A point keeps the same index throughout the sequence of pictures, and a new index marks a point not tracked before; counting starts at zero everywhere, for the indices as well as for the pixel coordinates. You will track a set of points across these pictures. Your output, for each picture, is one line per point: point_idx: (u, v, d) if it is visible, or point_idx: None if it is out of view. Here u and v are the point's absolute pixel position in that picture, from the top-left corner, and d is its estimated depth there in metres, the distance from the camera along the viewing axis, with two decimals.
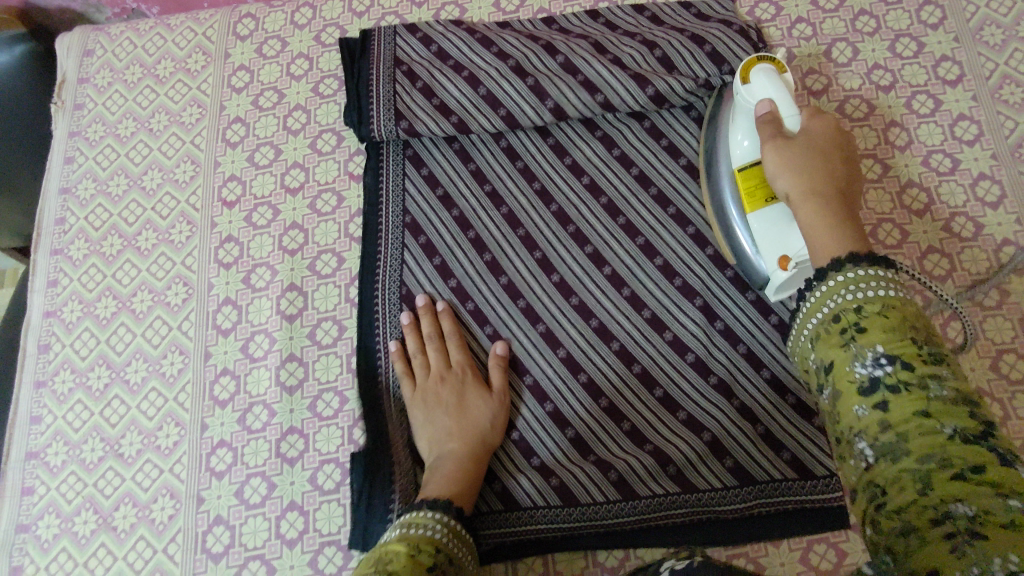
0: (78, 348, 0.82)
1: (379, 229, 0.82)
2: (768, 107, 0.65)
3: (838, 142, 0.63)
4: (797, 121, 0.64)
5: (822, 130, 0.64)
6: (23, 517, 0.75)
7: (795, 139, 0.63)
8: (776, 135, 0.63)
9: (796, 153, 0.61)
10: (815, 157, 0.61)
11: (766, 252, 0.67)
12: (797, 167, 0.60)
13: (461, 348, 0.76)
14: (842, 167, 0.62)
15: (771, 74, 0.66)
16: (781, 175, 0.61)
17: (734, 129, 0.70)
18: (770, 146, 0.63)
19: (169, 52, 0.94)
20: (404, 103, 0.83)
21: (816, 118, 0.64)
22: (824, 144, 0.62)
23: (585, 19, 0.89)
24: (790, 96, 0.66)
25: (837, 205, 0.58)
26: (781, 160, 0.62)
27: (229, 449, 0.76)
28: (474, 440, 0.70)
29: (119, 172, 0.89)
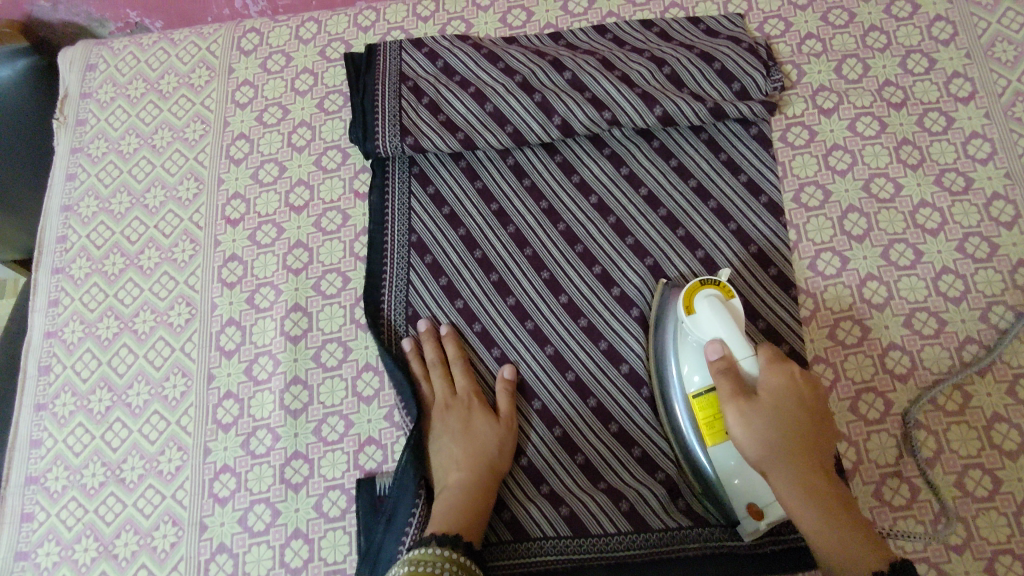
0: (79, 370, 0.80)
1: (385, 248, 0.81)
2: (721, 355, 0.62)
3: (807, 393, 0.61)
4: (752, 363, 0.61)
5: (779, 380, 0.61)
6: (23, 544, 0.74)
7: (756, 395, 0.60)
8: (735, 391, 0.60)
9: (762, 420, 0.59)
10: (784, 420, 0.59)
11: (731, 489, 0.64)
12: (769, 438, 0.58)
13: (466, 374, 0.75)
14: (824, 430, 0.62)
15: (716, 303, 0.64)
16: (747, 443, 0.59)
17: (684, 359, 0.67)
18: (728, 406, 0.60)
19: (172, 67, 0.93)
20: (409, 119, 0.81)
21: (769, 366, 0.61)
22: (785, 399, 0.60)
23: (593, 34, 0.88)
24: (738, 332, 0.62)
25: (827, 496, 0.57)
26: (747, 427, 0.59)
27: (232, 475, 0.74)
28: (482, 468, 0.69)
29: (121, 190, 0.88)
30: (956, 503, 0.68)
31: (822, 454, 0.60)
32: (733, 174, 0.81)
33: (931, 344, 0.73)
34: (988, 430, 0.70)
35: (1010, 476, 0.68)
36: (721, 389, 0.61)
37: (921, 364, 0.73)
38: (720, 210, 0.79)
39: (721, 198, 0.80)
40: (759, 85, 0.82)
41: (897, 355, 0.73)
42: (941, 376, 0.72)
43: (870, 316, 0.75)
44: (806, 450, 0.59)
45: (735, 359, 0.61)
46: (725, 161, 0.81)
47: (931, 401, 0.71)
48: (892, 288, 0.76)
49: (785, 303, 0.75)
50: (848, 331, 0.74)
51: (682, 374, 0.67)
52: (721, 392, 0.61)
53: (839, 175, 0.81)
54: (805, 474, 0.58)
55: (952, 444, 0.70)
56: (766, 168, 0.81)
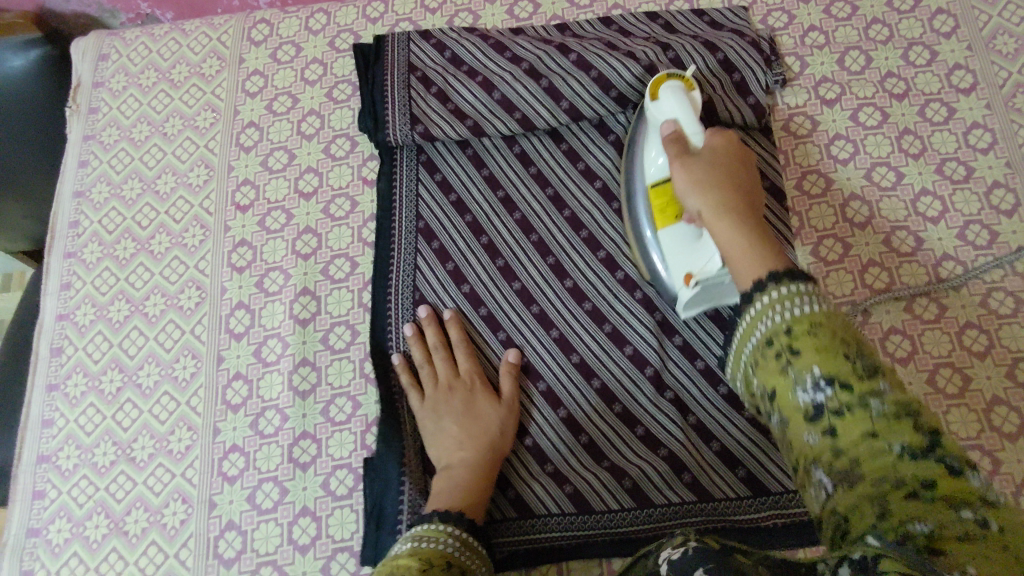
0: (90, 351, 0.81)
1: (392, 234, 0.82)
2: (673, 125, 0.66)
3: (741, 153, 0.64)
4: (701, 137, 0.65)
5: (724, 147, 0.63)
6: (35, 521, 0.75)
7: (699, 155, 0.62)
8: (680, 150, 0.63)
9: (698, 168, 0.61)
10: (717, 169, 0.61)
11: (676, 259, 0.68)
12: (701, 180, 0.60)
13: (469, 356, 0.75)
14: (756, 182, 0.63)
15: (678, 91, 0.68)
16: (687, 190, 0.60)
17: (648, 146, 0.70)
18: (673, 162, 0.63)
19: (184, 57, 0.95)
20: (419, 108, 0.83)
21: (717, 137, 0.64)
22: (728, 159, 0.62)
23: (598, 26, 0.89)
24: (693, 112, 0.67)
25: (746, 211, 0.56)
26: (688, 177, 0.60)
27: (241, 454, 0.75)
28: (485, 449, 0.70)
29: (133, 176, 0.89)
30: None
31: (749, 192, 0.60)
32: None
33: (932, 329, 0.74)
34: (988, 413, 0.71)
35: (1010, 457, 0.69)
36: (669, 152, 0.64)
37: (921, 348, 0.74)
38: None
39: None
40: (759, 79, 0.83)
41: (898, 339, 0.74)
42: (941, 360, 0.73)
43: (871, 300, 0.76)
44: (733, 186, 0.59)
45: (686, 131, 0.65)
46: None
47: (931, 384, 0.72)
48: (893, 274, 0.77)
49: None
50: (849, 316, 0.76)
51: (645, 161, 0.71)
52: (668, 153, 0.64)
53: (840, 164, 0.82)
54: (727, 200, 0.57)
55: (952, 426, 0.71)
56: (769, 154, 0.82)
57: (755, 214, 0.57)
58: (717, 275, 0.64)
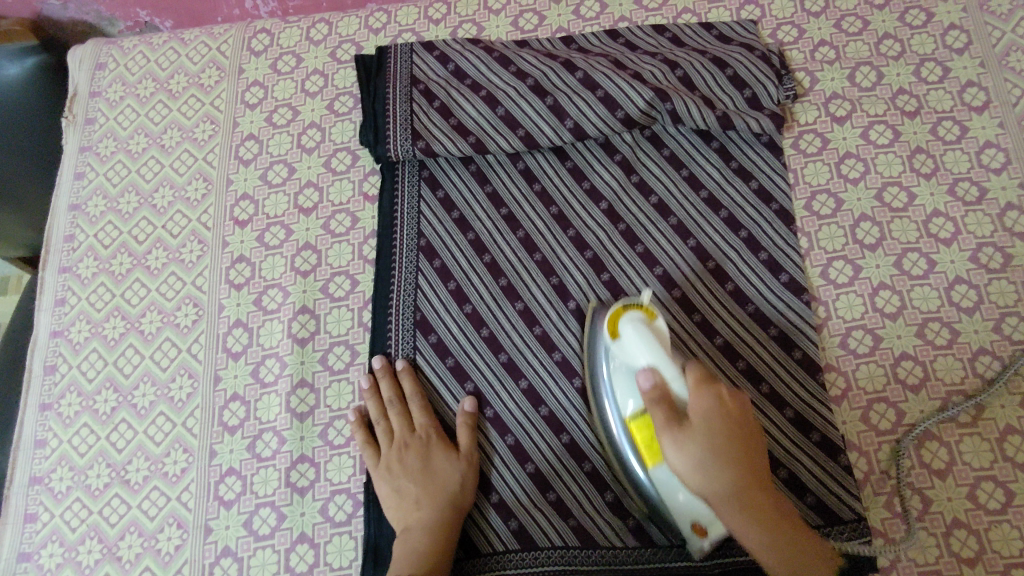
0: (84, 369, 0.80)
1: (393, 251, 0.80)
2: (655, 381, 0.59)
3: (734, 407, 0.59)
4: (684, 390, 0.59)
5: (713, 403, 0.58)
6: (26, 545, 0.73)
7: (690, 422, 0.57)
8: (669, 422, 0.58)
9: (700, 452, 0.56)
10: (720, 447, 0.56)
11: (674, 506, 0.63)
12: (708, 474, 0.56)
13: (425, 411, 0.73)
14: (753, 443, 0.59)
15: (647, 328, 0.62)
16: (688, 475, 0.57)
17: (622, 379, 0.65)
18: (665, 439, 0.58)
19: (182, 66, 0.93)
20: (421, 123, 0.81)
21: (703, 388, 0.58)
22: (722, 421, 0.57)
23: (604, 39, 0.88)
24: (669, 356, 0.60)
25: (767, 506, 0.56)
26: (686, 459, 0.56)
27: (238, 478, 0.74)
28: (444, 506, 0.68)
29: (129, 189, 0.88)
30: (968, 515, 0.67)
31: (755, 465, 0.58)
32: (745, 181, 0.80)
33: (944, 355, 0.73)
34: (1001, 442, 0.69)
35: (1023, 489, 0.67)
36: (656, 421, 0.58)
37: (933, 374, 0.72)
38: (730, 219, 0.79)
39: (732, 207, 0.79)
40: (771, 94, 0.81)
41: (910, 365, 0.73)
42: (953, 387, 0.71)
43: (881, 325, 0.74)
44: (742, 471, 0.57)
45: (669, 385, 0.59)
46: (736, 169, 0.81)
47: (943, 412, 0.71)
48: (905, 297, 0.75)
49: (798, 310, 0.75)
50: (860, 341, 0.74)
51: (620, 393, 0.65)
52: (658, 421, 0.58)
53: (851, 183, 0.80)
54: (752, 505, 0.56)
55: (965, 456, 0.69)
56: (778, 175, 0.80)
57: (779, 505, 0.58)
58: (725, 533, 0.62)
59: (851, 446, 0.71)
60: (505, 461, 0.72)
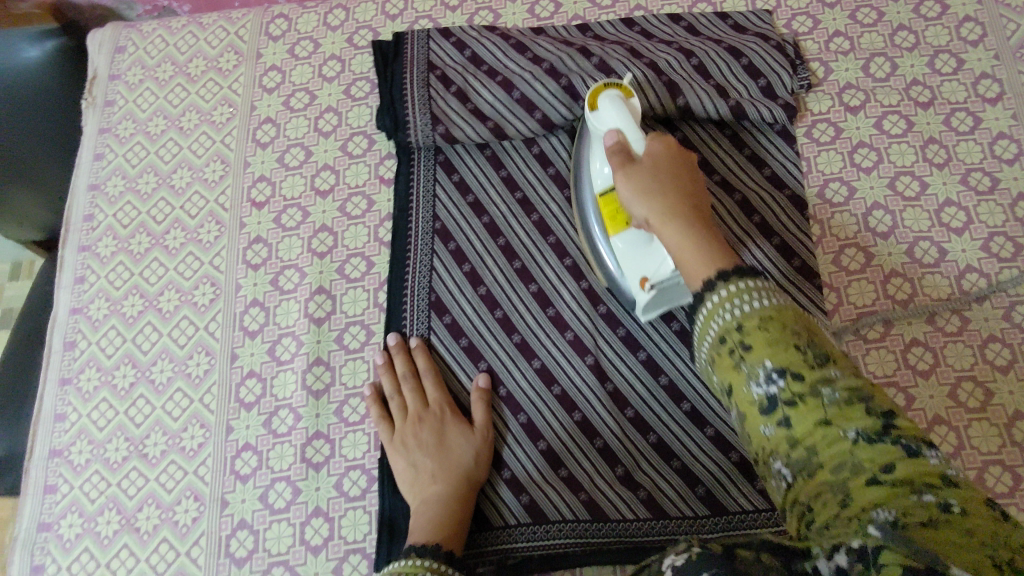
0: (103, 346, 0.81)
1: (409, 233, 0.81)
2: (615, 134, 0.65)
3: (685, 161, 0.63)
4: (642, 143, 0.64)
5: (665, 153, 0.62)
6: (46, 515, 0.75)
7: (641, 162, 0.62)
8: (623, 160, 0.62)
9: (641, 178, 0.60)
10: (662, 177, 0.60)
11: (629, 265, 0.68)
12: (645, 192, 0.59)
13: (438, 386, 0.74)
14: (703, 190, 0.62)
15: (617, 99, 0.67)
16: (631, 199, 0.60)
17: (594, 156, 0.71)
18: (617, 174, 0.62)
19: (201, 51, 0.94)
20: (439, 107, 0.82)
21: (659, 139, 0.63)
22: (669, 163, 0.61)
23: (620, 27, 0.88)
24: (634, 120, 0.66)
25: (698, 220, 0.57)
26: (631, 185, 0.60)
27: (254, 453, 0.75)
28: (458, 481, 0.68)
29: (148, 170, 0.89)
30: None
31: (697, 197, 0.60)
32: (758, 168, 0.81)
33: (955, 341, 0.73)
34: (1009, 428, 0.70)
35: None
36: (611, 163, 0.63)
37: (943, 361, 0.73)
38: (744, 204, 0.80)
39: (746, 192, 0.80)
40: (785, 83, 0.82)
41: (920, 352, 0.73)
42: (963, 373, 0.72)
43: (892, 312, 0.75)
44: (681, 193, 0.59)
45: (629, 140, 0.64)
46: (749, 156, 0.82)
47: (953, 397, 0.71)
48: (916, 285, 0.76)
49: (809, 293, 0.76)
50: (870, 327, 0.75)
51: (591, 169, 0.71)
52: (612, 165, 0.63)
53: (864, 172, 0.81)
54: (677, 210, 0.57)
55: (974, 441, 0.70)
56: (790, 162, 0.81)
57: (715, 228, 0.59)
58: (670, 279, 0.66)
59: None
60: (518, 437, 0.73)
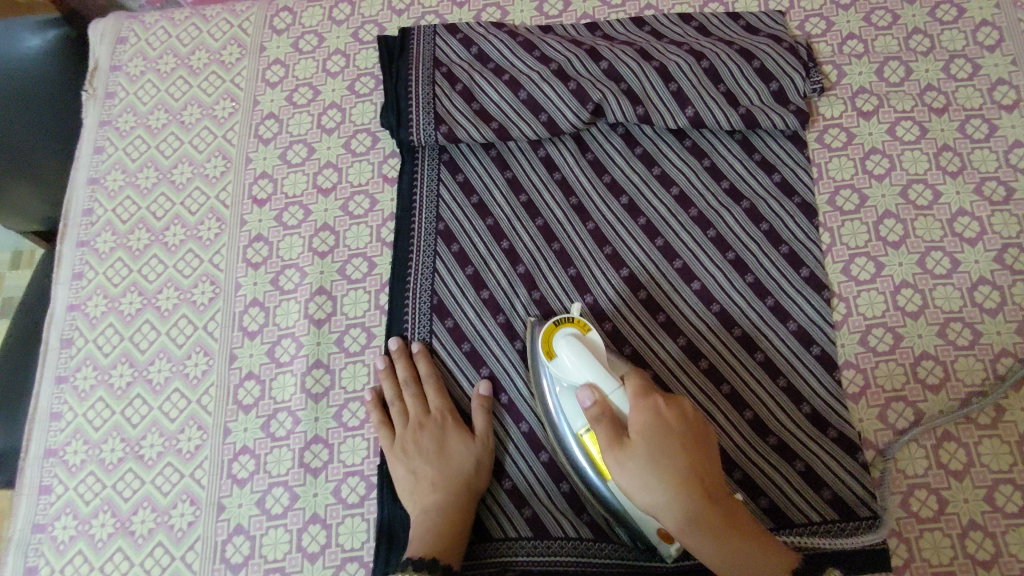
0: (100, 344, 0.80)
1: (412, 235, 0.80)
2: (595, 402, 0.59)
3: (679, 412, 0.58)
4: (626, 406, 0.59)
5: (653, 418, 0.57)
6: (40, 516, 0.74)
7: (633, 443, 0.56)
8: (615, 444, 0.57)
9: (639, 476, 0.55)
10: (664, 458, 0.55)
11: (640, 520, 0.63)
12: (649, 495, 0.55)
13: (440, 393, 0.73)
14: (704, 455, 0.58)
15: (584, 349, 0.62)
16: (640, 500, 0.56)
17: (568, 399, 0.64)
18: (612, 462, 0.57)
19: (203, 43, 0.93)
20: (443, 107, 0.81)
21: (641, 406, 0.58)
22: (663, 434, 0.56)
23: (630, 27, 0.87)
24: (609, 375, 0.60)
25: (722, 525, 0.55)
26: (638, 486, 0.55)
27: (251, 457, 0.74)
28: (458, 491, 0.67)
29: (149, 164, 0.87)
30: (985, 517, 0.67)
31: (704, 477, 0.56)
32: (767, 174, 0.80)
33: (966, 355, 0.72)
34: (1020, 445, 0.68)
35: None
36: (602, 443, 0.58)
37: (953, 374, 0.71)
38: (752, 211, 0.78)
39: (754, 198, 0.79)
40: (798, 87, 0.80)
41: (930, 365, 0.72)
42: (974, 389, 0.71)
43: (902, 323, 0.74)
44: (689, 486, 0.55)
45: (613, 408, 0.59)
46: (759, 162, 0.80)
47: (962, 413, 0.70)
48: (927, 296, 0.74)
49: (816, 304, 0.74)
50: (880, 338, 0.73)
51: (567, 411, 0.65)
52: (603, 446, 0.58)
53: (876, 179, 0.79)
54: (699, 517, 0.55)
55: (983, 458, 0.68)
56: (800, 168, 0.80)
57: (734, 518, 0.56)
58: None
59: (868, 443, 0.70)
60: (520, 448, 0.72)
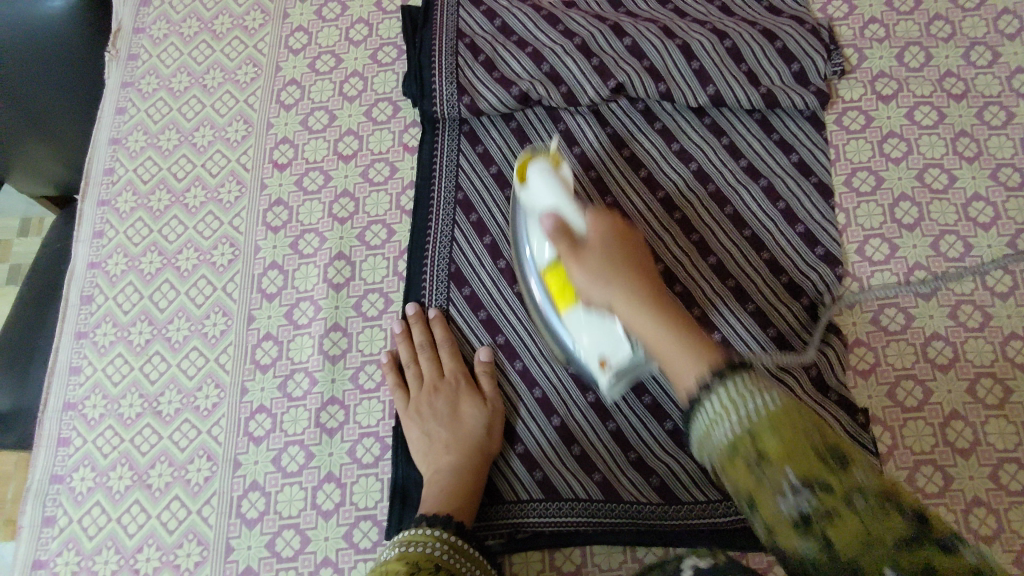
0: (120, 302, 0.81)
1: (431, 203, 0.80)
2: (552, 215, 0.61)
3: (631, 240, 0.62)
4: (583, 223, 0.60)
5: (608, 229, 0.60)
6: (59, 468, 0.75)
7: (589, 246, 0.59)
8: (570, 246, 0.59)
9: (594, 262, 0.58)
10: (615, 261, 0.58)
11: (584, 349, 0.64)
12: (605, 275, 0.57)
13: (455, 358, 0.74)
14: (649, 273, 0.60)
15: (548, 170, 0.65)
16: (593, 288, 0.58)
17: (533, 237, 0.67)
18: (568, 261, 0.59)
19: (227, 9, 0.93)
20: (466, 77, 0.81)
21: (600, 216, 0.61)
22: (615, 242, 0.60)
23: (653, 4, 0.87)
24: (571, 198, 0.63)
25: (670, 316, 0.54)
26: (591, 274, 0.57)
27: (268, 416, 0.75)
28: (471, 453, 0.68)
29: (171, 127, 0.88)
30: (989, 495, 0.68)
31: (650, 281, 0.59)
32: (785, 154, 0.80)
33: (976, 336, 0.73)
34: None
35: None
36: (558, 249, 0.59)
37: (963, 355, 0.72)
38: (769, 189, 0.79)
39: (772, 177, 0.79)
40: (819, 69, 0.81)
41: (940, 346, 0.73)
42: (983, 369, 0.72)
43: (914, 304, 0.75)
44: (637, 276, 0.58)
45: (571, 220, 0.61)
46: (778, 142, 0.81)
47: (970, 393, 0.71)
48: (939, 278, 0.75)
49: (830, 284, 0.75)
50: (892, 318, 0.74)
51: (533, 250, 0.67)
52: (559, 250, 0.59)
53: (893, 162, 0.80)
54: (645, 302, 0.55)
55: (989, 437, 0.70)
56: (818, 149, 0.80)
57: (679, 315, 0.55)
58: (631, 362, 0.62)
59: (876, 420, 0.71)
60: (532, 413, 0.73)
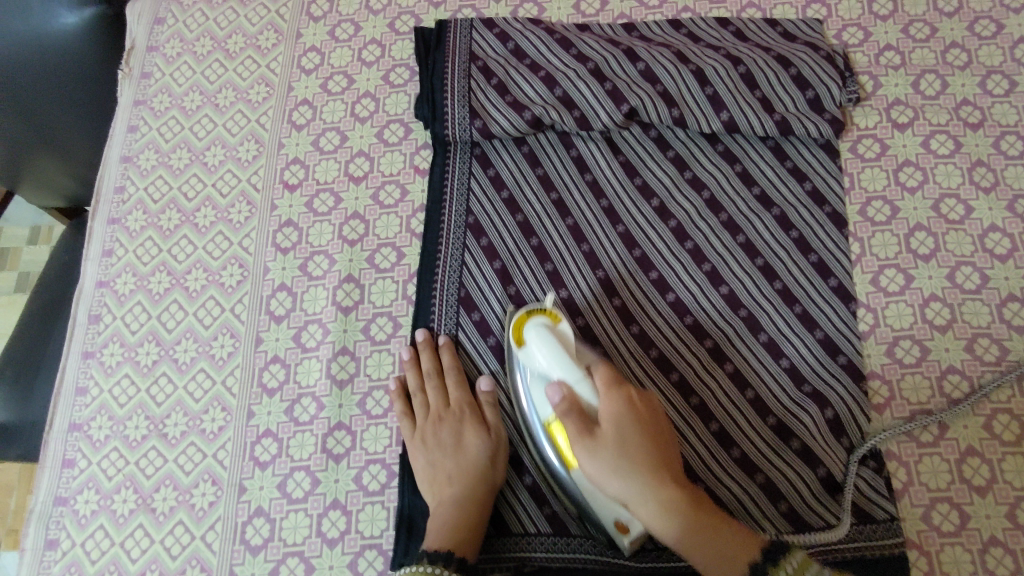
0: (128, 322, 0.80)
1: (441, 227, 0.80)
2: (563, 396, 0.58)
3: (643, 408, 0.60)
4: (596, 401, 0.59)
5: (622, 405, 0.58)
6: (63, 490, 0.74)
7: (604, 431, 0.57)
8: (584, 430, 0.57)
9: (609, 455, 0.56)
10: (631, 447, 0.56)
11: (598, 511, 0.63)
12: (618, 473, 0.55)
13: (461, 387, 0.73)
14: (664, 442, 0.59)
15: (554, 337, 0.62)
16: (606, 485, 0.56)
17: (536, 390, 0.64)
18: (579, 448, 0.57)
19: (240, 28, 0.93)
20: (478, 100, 0.81)
21: (612, 392, 0.59)
22: (629, 421, 0.57)
23: (667, 29, 0.87)
24: (580, 368, 0.60)
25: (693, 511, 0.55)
26: (607, 469, 0.55)
27: (274, 440, 0.74)
28: (476, 486, 0.67)
29: (182, 145, 0.88)
30: (1006, 535, 0.66)
31: (665, 456, 0.58)
32: (798, 182, 0.80)
33: (993, 371, 0.72)
34: None
35: None
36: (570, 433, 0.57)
37: (980, 390, 0.71)
38: (782, 218, 0.78)
39: (785, 205, 0.79)
40: (834, 95, 0.80)
41: (956, 380, 0.72)
42: (999, 405, 0.71)
43: (930, 337, 0.74)
44: (653, 467, 0.56)
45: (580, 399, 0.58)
46: (791, 169, 0.80)
47: (987, 429, 0.70)
48: (955, 310, 0.74)
49: (844, 315, 0.74)
50: (907, 351, 0.73)
51: (538, 402, 0.64)
52: (571, 434, 0.57)
53: (908, 192, 0.79)
54: (667, 499, 0.55)
55: (1006, 475, 0.68)
56: (831, 177, 0.80)
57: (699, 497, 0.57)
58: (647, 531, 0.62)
59: (891, 455, 0.70)
60: None
